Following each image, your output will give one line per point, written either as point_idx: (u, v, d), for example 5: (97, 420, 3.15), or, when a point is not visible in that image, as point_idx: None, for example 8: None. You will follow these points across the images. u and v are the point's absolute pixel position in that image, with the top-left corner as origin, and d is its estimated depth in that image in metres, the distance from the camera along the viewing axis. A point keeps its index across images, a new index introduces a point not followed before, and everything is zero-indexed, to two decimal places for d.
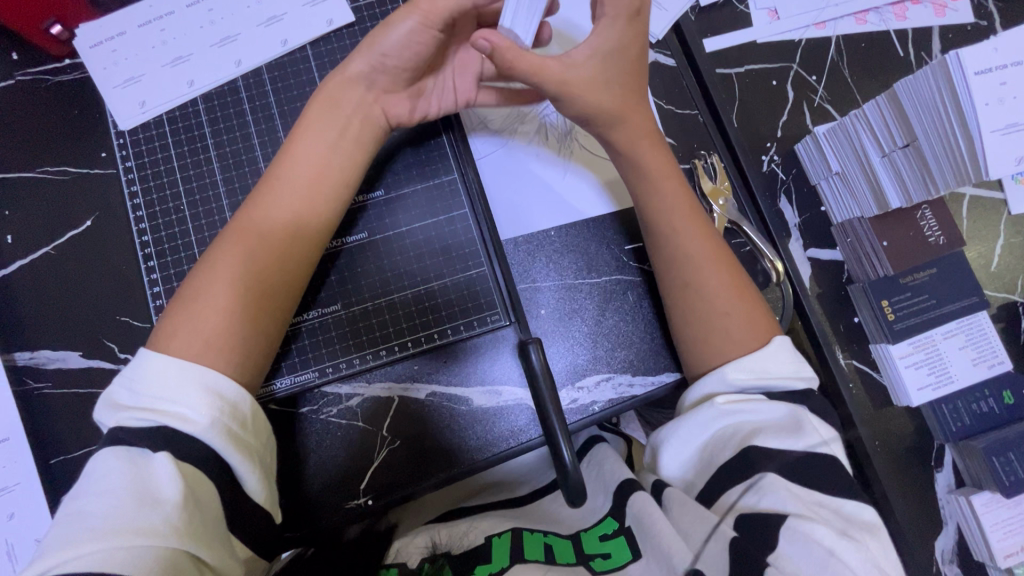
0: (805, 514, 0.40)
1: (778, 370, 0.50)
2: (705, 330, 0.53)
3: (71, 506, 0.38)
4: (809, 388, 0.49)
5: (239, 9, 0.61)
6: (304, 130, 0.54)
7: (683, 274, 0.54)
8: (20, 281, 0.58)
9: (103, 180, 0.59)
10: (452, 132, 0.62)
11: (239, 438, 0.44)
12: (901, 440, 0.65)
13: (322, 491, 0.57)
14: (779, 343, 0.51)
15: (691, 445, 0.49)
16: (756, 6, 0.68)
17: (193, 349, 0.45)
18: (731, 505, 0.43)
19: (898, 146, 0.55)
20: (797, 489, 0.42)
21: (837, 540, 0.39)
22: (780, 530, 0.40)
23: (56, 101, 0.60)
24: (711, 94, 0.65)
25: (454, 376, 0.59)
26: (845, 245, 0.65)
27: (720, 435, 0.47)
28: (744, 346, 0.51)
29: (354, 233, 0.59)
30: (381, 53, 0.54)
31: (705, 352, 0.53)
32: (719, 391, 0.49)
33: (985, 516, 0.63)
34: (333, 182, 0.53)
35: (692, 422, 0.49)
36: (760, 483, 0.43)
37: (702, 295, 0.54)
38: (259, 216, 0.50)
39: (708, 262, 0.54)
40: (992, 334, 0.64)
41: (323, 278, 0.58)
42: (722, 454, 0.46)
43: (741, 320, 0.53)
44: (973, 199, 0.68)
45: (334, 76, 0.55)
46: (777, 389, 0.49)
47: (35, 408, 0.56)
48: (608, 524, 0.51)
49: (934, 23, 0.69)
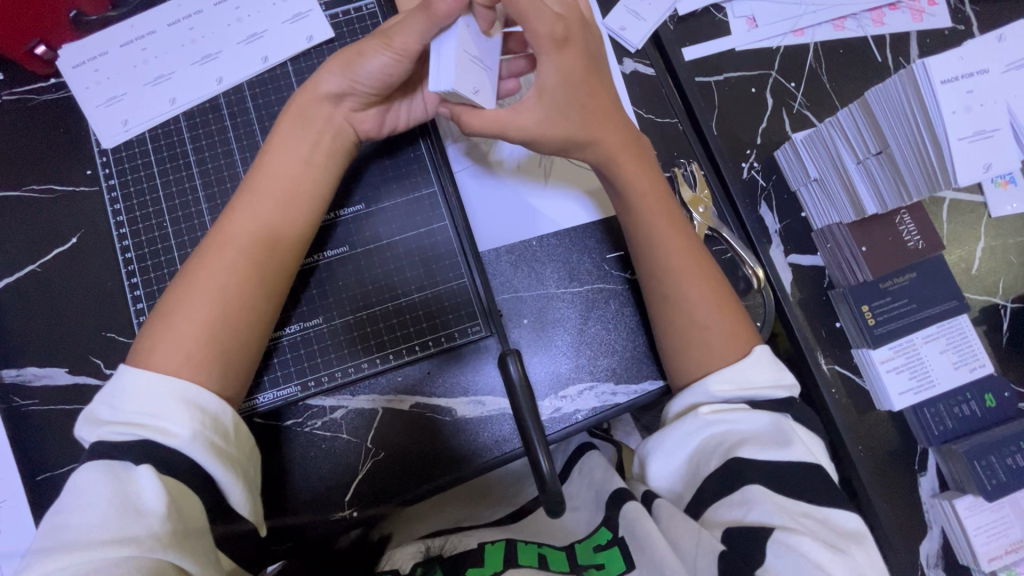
0: (791, 526, 0.41)
1: (760, 379, 0.50)
2: (687, 339, 0.53)
3: (54, 520, 0.38)
4: (789, 395, 0.51)
5: (220, 27, 0.62)
6: (277, 146, 0.54)
7: (665, 285, 0.55)
8: (5, 298, 0.58)
9: (87, 197, 0.60)
10: (429, 139, 0.63)
11: (222, 451, 0.44)
12: (885, 445, 0.65)
13: (308, 503, 0.57)
14: (760, 353, 0.51)
15: (678, 456, 0.49)
16: (734, 14, 0.69)
17: (171, 366, 0.45)
18: (718, 518, 0.44)
19: (872, 154, 0.55)
20: (784, 501, 0.43)
21: (821, 552, 0.40)
22: (768, 543, 0.40)
23: (40, 120, 0.61)
24: (691, 103, 0.66)
25: (437, 387, 0.60)
26: (825, 251, 0.65)
27: (705, 444, 0.48)
28: (721, 353, 0.52)
29: (327, 250, 0.60)
30: (354, 79, 0.53)
31: (688, 365, 0.53)
32: (703, 401, 0.50)
33: (969, 520, 0.63)
34: (306, 194, 0.54)
35: (676, 432, 0.49)
36: (747, 496, 0.43)
37: (684, 305, 0.54)
38: (232, 230, 0.51)
39: (688, 272, 0.54)
40: (973, 338, 0.64)
41: (300, 293, 0.59)
42: (708, 464, 0.47)
43: (717, 329, 0.53)
44: (953, 202, 0.68)
45: (305, 93, 0.54)
46: (759, 399, 0.50)
47: (21, 425, 0.57)
48: (603, 534, 0.51)
49: (911, 28, 0.69)
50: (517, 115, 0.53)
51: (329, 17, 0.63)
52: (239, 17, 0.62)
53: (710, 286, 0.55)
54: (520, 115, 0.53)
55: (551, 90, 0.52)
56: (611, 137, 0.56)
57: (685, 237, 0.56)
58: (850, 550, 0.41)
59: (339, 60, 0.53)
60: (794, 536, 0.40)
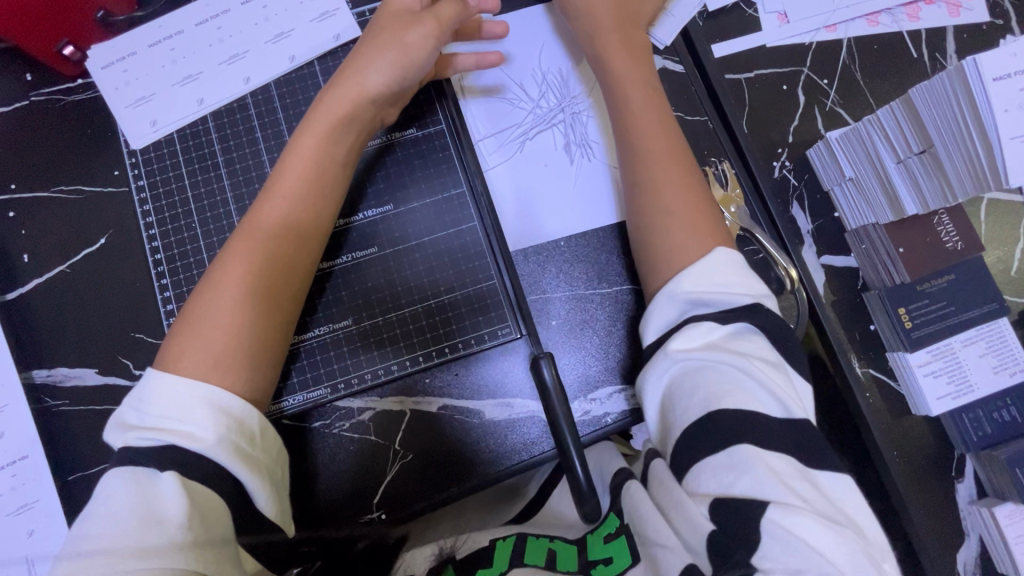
0: (786, 501, 0.38)
1: (727, 287, 0.49)
2: (658, 232, 0.53)
3: (82, 527, 0.39)
4: (754, 301, 0.48)
5: (247, 26, 0.62)
6: (304, 139, 0.52)
7: (640, 173, 0.55)
8: (36, 299, 0.59)
9: (115, 198, 0.60)
10: (448, 115, 0.63)
11: (247, 455, 0.44)
12: (920, 450, 0.64)
13: (336, 506, 0.57)
14: (718, 252, 0.50)
15: (656, 395, 0.48)
16: (765, 10, 0.67)
17: (205, 369, 0.45)
18: (702, 488, 0.42)
19: (913, 153, 0.54)
20: (776, 465, 0.40)
21: (815, 532, 0.38)
22: (761, 523, 0.38)
23: (68, 121, 0.61)
24: (721, 101, 0.65)
25: (465, 389, 0.59)
26: (859, 252, 0.64)
27: (679, 384, 0.46)
28: (688, 249, 0.51)
29: (345, 254, 0.59)
30: (404, 74, 0.54)
31: (659, 261, 0.53)
32: (670, 327, 0.50)
33: (1009, 528, 0.61)
34: (330, 190, 0.53)
35: (652, 374, 0.49)
36: (734, 459, 0.41)
37: (657, 196, 0.54)
38: (259, 229, 0.50)
39: (667, 165, 0.54)
40: (1013, 342, 0.63)
41: (319, 298, 0.58)
42: (687, 410, 0.45)
43: (685, 225, 0.52)
44: (992, 203, 0.66)
45: (344, 84, 0.54)
46: (724, 307, 0.48)
47: (52, 426, 0.57)
48: (613, 520, 0.50)
49: (948, 22, 0.68)
50: None
51: (356, 16, 0.62)
52: (267, 16, 0.62)
53: (705, 222, 0.52)
54: None
55: None
56: (635, 116, 0.56)
57: (692, 188, 0.54)
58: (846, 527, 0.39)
59: (388, 54, 0.53)
60: (801, 516, 0.38)
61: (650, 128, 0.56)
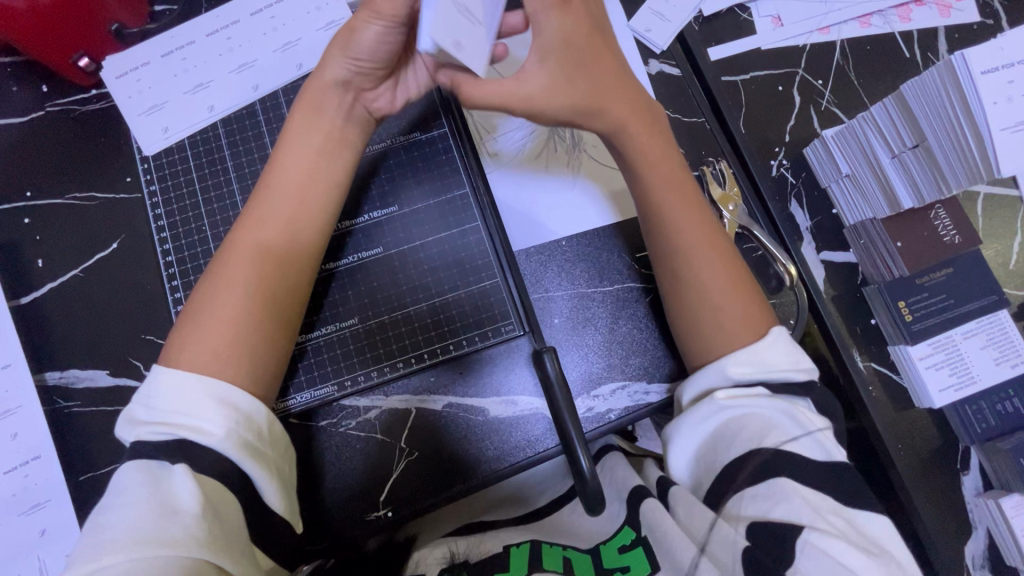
0: (820, 526, 0.40)
1: (778, 360, 0.50)
2: (698, 317, 0.54)
3: (98, 519, 0.39)
4: (808, 377, 0.49)
5: (256, 37, 0.64)
6: (291, 140, 0.54)
7: (670, 241, 0.55)
8: (50, 302, 0.60)
9: (128, 204, 0.62)
10: (453, 125, 0.64)
11: (255, 449, 0.45)
12: (925, 443, 0.64)
13: (344, 505, 0.57)
14: (774, 337, 0.51)
15: (696, 440, 0.49)
16: (759, 14, 0.69)
17: (203, 360, 0.46)
18: (742, 512, 0.43)
19: (908, 147, 0.55)
20: (812, 497, 0.41)
21: (852, 555, 0.38)
22: (796, 543, 0.39)
23: (82, 130, 0.63)
24: (718, 102, 0.67)
25: (469, 387, 0.60)
26: (858, 247, 0.65)
27: (724, 429, 0.47)
28: (733, 335, 0.52)
29: (346, 257, 0.60)
30: (353, 56, 0.52)
31: (702, 345, 0.53)
32: (719, 384, 0.50)
33: (1016, 520, 0.61)
34: (323, 185, 0.54)
35: (692, 418, 0.49)
36: (772, 489, 0.42)
37: (698, 284, 0.54)
38: (255, 230, 0.51)
39: (694, 226, 0.55)
40: (1014, 334, 0.63)
41: (321, 299, 0.59)
42: (728, 451, 0.46)
43: (728, 312, 0.53)
44: (988, 197, 0.67)
45: (314, 82, 0.54)
46: (777, 380, 0.49)
47: (64, 426, 0.58)
48: (627, 534, 0.51)
49: (939, 23, 0.69)
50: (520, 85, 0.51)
51: None
52: (274, 27, 0.64)
53: (727, 272, 0.54)
54: (521, 84, 0.51)
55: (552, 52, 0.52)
56: (622, 105, 0.55)
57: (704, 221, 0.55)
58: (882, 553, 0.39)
59: (337, 46, 0.53)
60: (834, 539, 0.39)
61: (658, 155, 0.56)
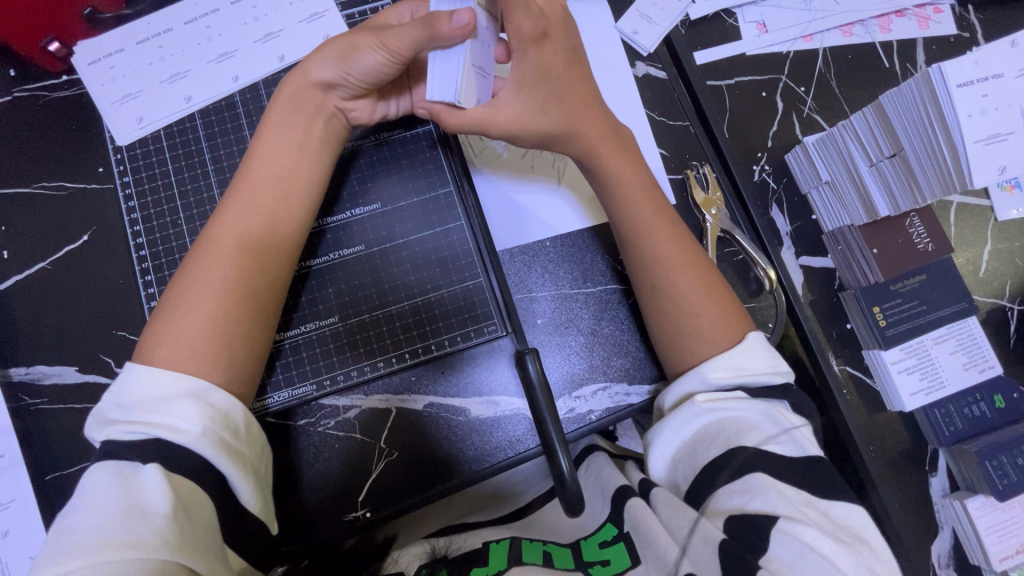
0: (795, 516, 0.41)
1: (755, 366, 0.51)
2: (677, 328, 0.54)
3: (64, 522, 0.37)
4: (785, 381, 0.51)
5: (237, 26, 0.63)
6: (269, 133, 0.53)
7: (647, 249, 0.55)
8: (16, 295, 0.58)
9: (99, 195, 0.60)
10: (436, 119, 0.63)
11: (230, 447, 0.44)
12: (895, 445, 0.66)
13: (320, 506, 0.56)
14: (752, 339, 0.52)
15: (675, 444, 0.49)
16: (745, 19, 0.70)
17: (180, 355, 0.45)
18: (719, 507, 0.44)
19: (886, 156, 0.56)
20: (787, 490, 0.42)
21: (826, 542, 0.39)
22: (771, 532, 0.40)
23: (51, 117, 0.61)
24: (703, 107, 0.67)
25: (451, 388, 0.59)
26: (836, 253, 0.66)
27: (702, 433, 0.48)
28: (712, 342, 0.53)
29: (321, 255, 0.59)
30: (348, 71, 0.52)
31: (685, 352, 0.54)
32: (699, 389, 0.50)
33: (980, 519, 0.64)
34: (301, 182, 0.53)
35: (676, 420, 0.49)
36: (749, 483, 0.43)
37: (672, 293, 0.54)
38: (232, 223, 0.50)
39: (667, 237, 0.56)
40: (981, 340, 0.66)
41: (296, 299, 0.58)
42: (706, 452, 0.46)
43: (707, 317, 0.53)
44: (961, 206, 0.69)
45: (296, 79, 0.53)
46: (756, 385, 0.50)
47: (30, 424, 0.56)
48: (608, 530, 0.51)
49: (917, 34, 0.71)
50: (495, 111, 0.52)
51: (345, 17, 0.64)
52: (256, 16, 0.63)
53: (704, 282, 0.55)
54: (498, 111, 0.52)
55: (530, 85, 0.53)
56: (591, 128, 0.56)
57: (671, 227, 0.56)
58: (857, 545, 0.40)
59: (335, 49, 0.52)
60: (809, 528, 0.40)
61: (625, 166, 0.56)
